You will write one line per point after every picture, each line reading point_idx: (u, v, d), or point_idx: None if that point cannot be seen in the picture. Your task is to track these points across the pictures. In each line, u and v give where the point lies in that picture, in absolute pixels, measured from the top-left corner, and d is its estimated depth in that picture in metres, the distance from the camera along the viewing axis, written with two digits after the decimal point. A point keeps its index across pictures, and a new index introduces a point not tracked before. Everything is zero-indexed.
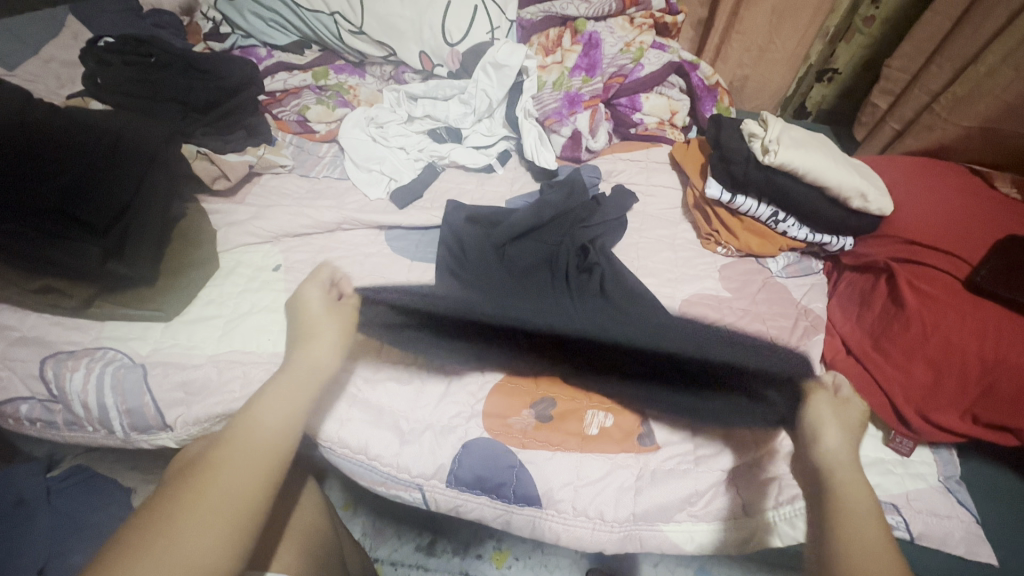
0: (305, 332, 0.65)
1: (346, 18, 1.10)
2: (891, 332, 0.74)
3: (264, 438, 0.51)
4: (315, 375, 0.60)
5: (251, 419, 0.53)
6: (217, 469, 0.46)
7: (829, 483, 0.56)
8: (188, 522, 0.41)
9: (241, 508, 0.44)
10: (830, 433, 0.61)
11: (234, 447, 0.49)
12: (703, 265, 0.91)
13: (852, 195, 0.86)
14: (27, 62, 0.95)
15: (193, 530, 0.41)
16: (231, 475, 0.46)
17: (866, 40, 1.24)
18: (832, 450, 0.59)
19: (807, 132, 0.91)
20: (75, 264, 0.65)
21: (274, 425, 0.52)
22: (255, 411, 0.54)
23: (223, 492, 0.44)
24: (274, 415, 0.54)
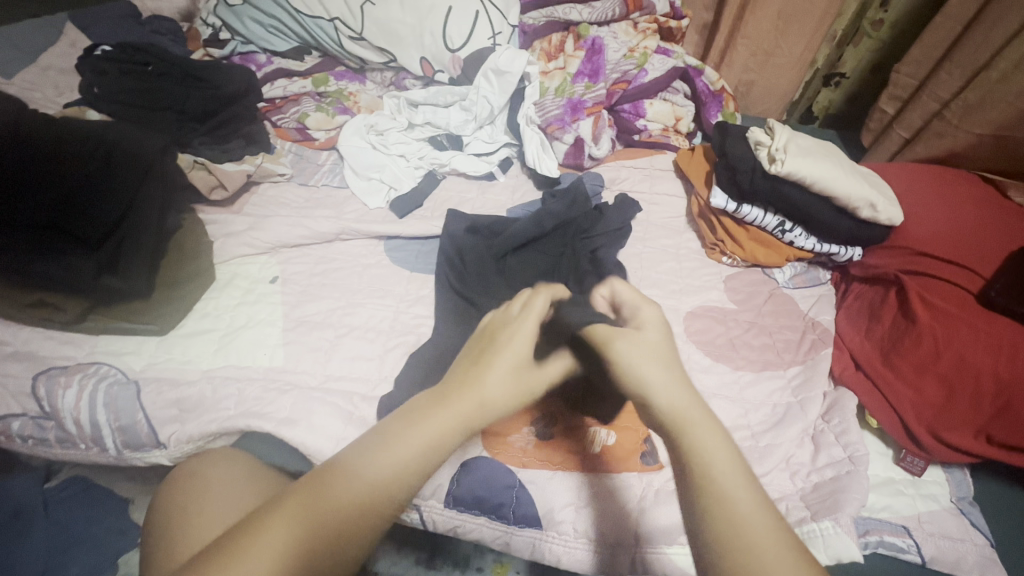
0: (488, 348, 0.50)
1: (346, 24, 1.09)
2: (902, 347, 0.72)
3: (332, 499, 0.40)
4: (477, 415, 0.45)
5: (362, 466, 0.41)
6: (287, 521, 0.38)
7: (674, 444, 0.43)
8: None
9: None
10: (658, 376, 0.46)
11: (320, 496, 0.40)
12: (708, 275, 0.90)
13: (861, 205, 0.83)
14: (25, 70, 0.94)
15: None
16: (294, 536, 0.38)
17: (874, 44, 1.22)
18: (664, 400, 0.44)
19: (816, 141, 0.89)
20: (69, 279, 0.64)
21: (374, 489, 0.41)
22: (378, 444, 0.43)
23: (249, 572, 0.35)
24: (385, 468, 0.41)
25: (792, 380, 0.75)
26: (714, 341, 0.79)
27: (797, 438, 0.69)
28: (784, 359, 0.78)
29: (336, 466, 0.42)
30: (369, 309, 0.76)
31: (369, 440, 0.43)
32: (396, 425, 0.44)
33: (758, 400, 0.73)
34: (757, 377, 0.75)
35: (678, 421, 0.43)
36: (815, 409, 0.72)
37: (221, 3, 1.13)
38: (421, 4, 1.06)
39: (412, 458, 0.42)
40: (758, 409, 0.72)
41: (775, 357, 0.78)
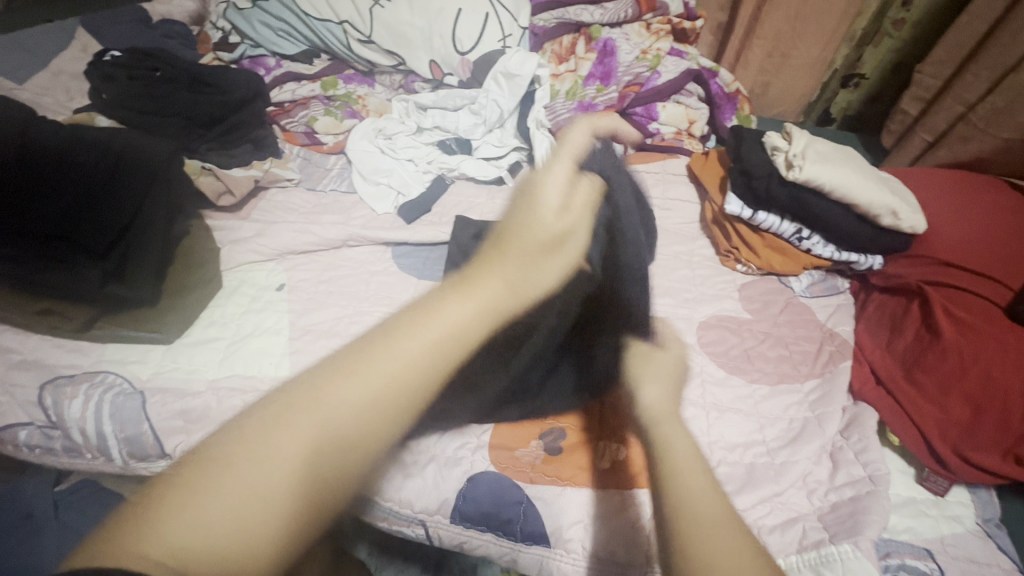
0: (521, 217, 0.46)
1: (355, 27, 1.08)
2: (925, 362, 0.70)
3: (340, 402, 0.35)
4: (504, 302, 0.41)
5: (375, 370, 0.36)
6: (293, 430, 0.33)
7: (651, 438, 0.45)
8: (192, 523, 0.29)
9: (263, 525, 0.30)
10: (650, 383, 0.50)
11: (325, 401, 0.34)
12: (722, 284, 0.88)
13: (882, 212, 0.81)
14: (36, 74, 0.94)
15: (223, 513, 0.30)
16: (305, 448, 0.33)
17: (895, 44, 1.19)
18: (649, 402, 0.48)
19: (837, 146, 0.87)
20: (75, 287, 0.64)
21: (394, 402, 0.36)
22: (392, 345, 0.37)
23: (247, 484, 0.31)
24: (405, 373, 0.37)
25: (810, 395, 0.73)
26: (728, 352, 0.77)
27: (814, 455, 0.66)
28: (801, 372, 0.75)
29: (346, 359, 0.37)
30: (376, 317, 0.75)
31: (379, 336, 0.38)
32: (408, 320, 0.39)
33: (774, 415, 0.70)
34: (773, 391, 0.73)
35: (662, 422, 0.46)
36: (834, 425, 0.69)
37: (230, 7, 1.12)
38: (430, 7, 1.05)
39: (429, 359, 0.37)
40: (774, 424, 0.69)
41: (791, 370, 0.75)
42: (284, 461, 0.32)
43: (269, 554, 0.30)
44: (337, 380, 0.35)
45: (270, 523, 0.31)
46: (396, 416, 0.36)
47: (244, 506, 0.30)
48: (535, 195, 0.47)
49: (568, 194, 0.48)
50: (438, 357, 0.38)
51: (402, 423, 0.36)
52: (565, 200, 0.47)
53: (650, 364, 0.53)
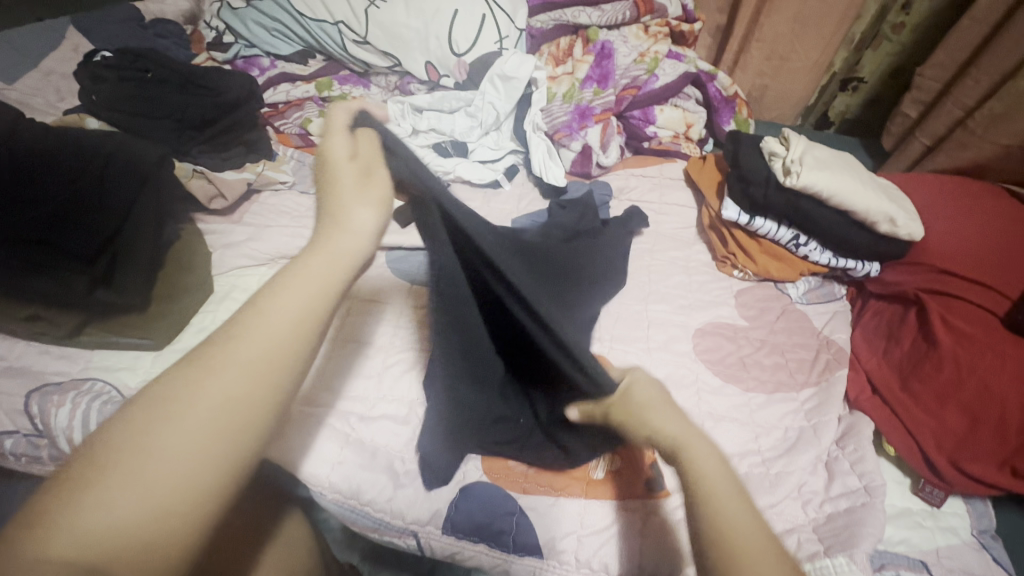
0: (337, 184, 0.48)
1: (350, 27, 1.07)
2: (922, 371, 0.70)
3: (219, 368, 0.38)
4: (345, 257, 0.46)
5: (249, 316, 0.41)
6: (180, 410, 0.35)
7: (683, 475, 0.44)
8: (100, 509, 0.31)
9: (177, 492, 0.33)
10: (655, 411, 0.47)
11: (204, 373, 0.37)
12: (719, 290, 0.87)
13: (879, 220, 0.81)
14: (27, 75, 0.93)
15: (133, 496, 0.32)
16: (187, 415, 0.35)
17: (894, 48, 1.18)
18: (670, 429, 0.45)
19: (835, 152, 0.86)
20: (63, 293, 0.63)
21: (275, 336, 0.40)
22: (260, 298, 0.42)
23: (149, 464, 0.33)
24: (283, 313, 0.41)
25: (806, 404, 0.72)
26: (724, 360, 0.77)
27: (809, 465, 0.66)
28: (797, 380, 0.75)
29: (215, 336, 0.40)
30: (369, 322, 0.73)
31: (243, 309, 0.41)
32: (269, 291, 0.42)
33: (769, 424, 0.70)
34: (768, 400, 0.72)
35: (685, 449, 0.44)
36: (830, 435, 0.69)
37: (224, 6, 1.11)
38: (426, 8, 1.04)
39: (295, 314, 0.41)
40: (769, 434, 0.69)
41: (787, 378, 0.75)
42: (176, 408, 0.35)
43: (191, 479, 0.34)
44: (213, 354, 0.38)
45: (192, 484, 0.34)
46: (281, 355, 0.40)
47: (146, 451, 0.34)
48: (322, 158, 0.49)
49: (353, 141, 0.50)
50: (313, 297, 0.42)
51: (292, 360, 0.40)
52: (353, 144, 0.50)
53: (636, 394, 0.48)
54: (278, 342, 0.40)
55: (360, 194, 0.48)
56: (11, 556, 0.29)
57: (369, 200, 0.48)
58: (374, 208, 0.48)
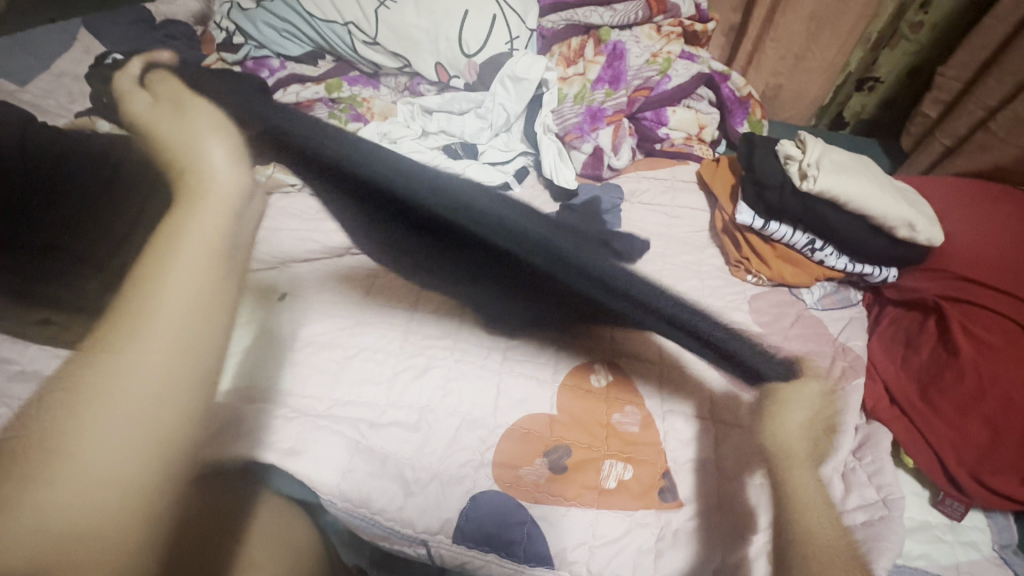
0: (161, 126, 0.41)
1: (360, 28, 1.06)
2: (942, 381, 0.68)
3: (112, 396, 0.37)
4: (209, 224, 0.41)
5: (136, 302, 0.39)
6: (82, 442, 0.36)
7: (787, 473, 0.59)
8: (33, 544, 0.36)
9: (103, 531, 0.37)
10: (792, 418, 0.57)
11: (97, 397, 0.37)
12: (732, 295, 0.86)
13: (897, 225, 0.79)
14: (37, 76, 0.93)
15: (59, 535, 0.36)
16: (95, 449, 0.36)
17: (912, 47, 1.16)
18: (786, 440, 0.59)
19: (853, 155, 0.84)
20: (76, 299, 0.64)
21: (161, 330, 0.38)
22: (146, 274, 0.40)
23: (63, 507, 0.36)
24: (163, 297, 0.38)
25: None
26: None
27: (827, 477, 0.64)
28: None
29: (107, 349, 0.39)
30: None
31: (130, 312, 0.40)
32: (142, 299, 0.39)
33: None
34: None
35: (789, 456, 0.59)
36: (847, 445, 0.67)
37: (234, 7, 1.11)
38: (436, 8, 1.03)
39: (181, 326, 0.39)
40: None
41: None
42: (79, 443, 0.36)
43: (112, 517, 0.37)
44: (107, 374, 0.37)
45: (120, 517, 0.38)
46: (178, 376, 0.39)
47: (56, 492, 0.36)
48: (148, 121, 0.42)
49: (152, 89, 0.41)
50: (195, 298, 0.39)
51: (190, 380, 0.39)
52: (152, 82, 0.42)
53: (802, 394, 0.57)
54: (170, 328, 0.39)
55: (200, 127, 0.41)
56: None
57: (215, 144, 0.41)
58: (224, 152, 0.41)
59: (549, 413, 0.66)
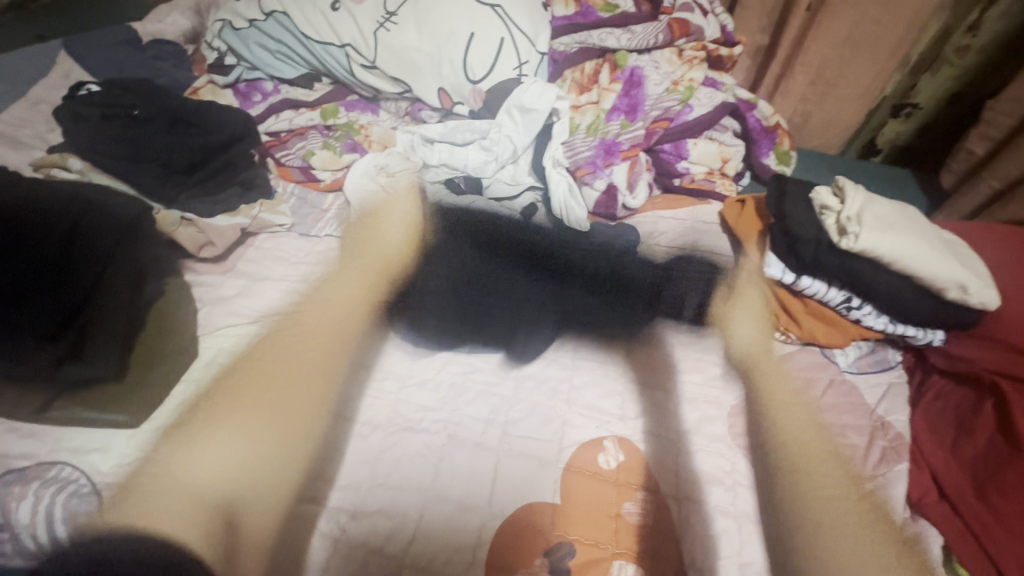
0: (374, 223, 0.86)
1: (358, 50, 0.98)
2: (1002, 478, 0.60)
3: (250, 372, 0.67)
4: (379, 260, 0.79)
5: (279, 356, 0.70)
6: (239, 414, 0.64)
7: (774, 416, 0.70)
8: (199, 454, 0.60)
9: (193, 493, 0.57)
10: (739, 326, 0.79)
11: (250, 388, 0.66)
12: (757, 356, 0.78)
13: (948, 286, 0.70)
14: (14, 105, 0.88)
15: (212, 462, 0.60)
16: (222, 437, 0.61)
17: (956, 73, 1.06)
18: (746, 345, 0.77)
19: (899, 207, 0.75)
20: (26, 373, 0.58)
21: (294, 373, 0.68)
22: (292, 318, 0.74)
23: (212, 428, 0.62)
24: (301, 335, 0.72)
25: (860, 505, 0.63)
26: (765, 447, 0.68)
27: None
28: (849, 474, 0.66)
29: (266, 343, 0.71)
30: (367, 396, 0.68)
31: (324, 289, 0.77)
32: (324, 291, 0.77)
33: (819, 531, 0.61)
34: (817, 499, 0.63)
35: (753, 363, 0.76)
36: (891, 548, 0.60)
37: (226, 26, 1.04)
38: (440, 30, 0.94)
39: (349, 290, 0.77)
40: (817, 544, 0.60)
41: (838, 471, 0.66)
42: (225, 411, 0.64)
43: (232, 463, 0.60)
44: (289, 328, 0.72)
45: (232, 478, 0.59)
46: (303, 382, 0.67)
47: (213, 431, 0.62)
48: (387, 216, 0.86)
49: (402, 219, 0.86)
50: (347, 284, 0.77)
51: (297, 413, 0.65)
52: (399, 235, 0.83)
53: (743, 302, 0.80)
54: (318, 313, 0.74)
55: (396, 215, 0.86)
56: (144, 491, 0.57)
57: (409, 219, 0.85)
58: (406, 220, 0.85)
59: (551, 502, 0.62)
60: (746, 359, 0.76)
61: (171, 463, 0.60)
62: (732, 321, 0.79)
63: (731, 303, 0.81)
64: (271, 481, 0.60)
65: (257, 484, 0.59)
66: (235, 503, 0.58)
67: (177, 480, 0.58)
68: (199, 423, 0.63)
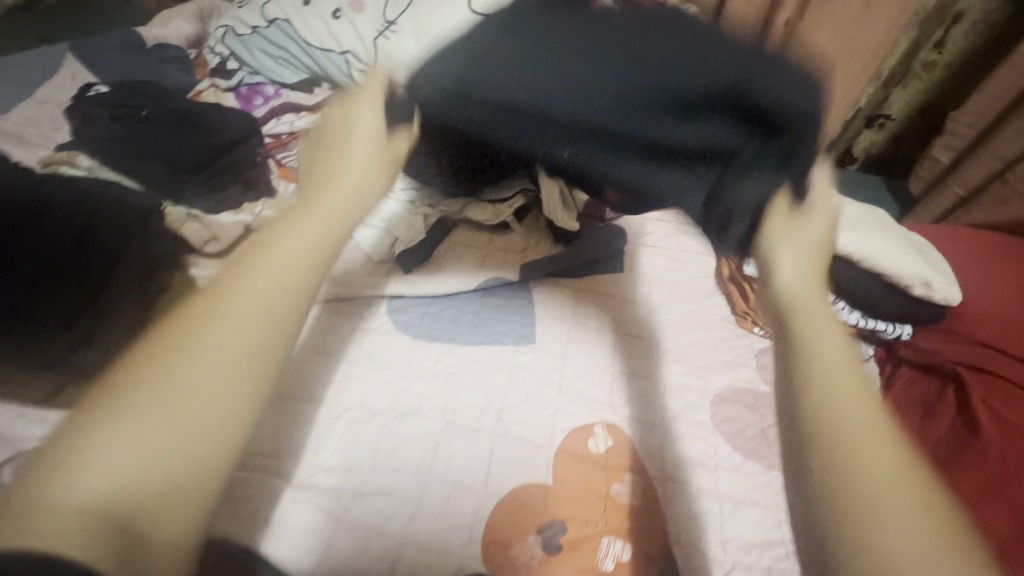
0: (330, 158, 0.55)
1: (358, 57, 1.02)
2: (961, 460, 0.65)
3: (236, 299, 0.41)
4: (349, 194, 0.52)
5: (263, 249, 0.45)
6: (156, 362, 0.38)
7: (798, 334, 0.48)
8: (141, 418, 0.35)
9: (182, 452, 0.35)
10: (785, 260, 0.52)
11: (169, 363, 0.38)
12: (739, 348, 0.82)
13: (914, 283, 0.76)
14: (22, 105, 0.90)
15: (133, 451, 0.34)
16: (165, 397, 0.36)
17: (924, 86, 1.13)
18: (788, 280, 0.51)
19: (865, 208, 0.81)
20: (44, 356, 0.61)
21: (285, 267, 0.44)
22: (261, 247, 0.46)
23: (171, 365, 0.38)
24: (252, 304, 0.41)
25: None
26: (745, 432, 0.72)
27: None
28: None
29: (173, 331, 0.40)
30: (366, 384, 0.71)
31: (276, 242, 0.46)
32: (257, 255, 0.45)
33: None
34: None
35: (797, 306, 0.50)
36: None
37: (229, 32, 1.07)
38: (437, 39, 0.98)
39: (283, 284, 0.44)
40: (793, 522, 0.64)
41: None
42: (183, 357, 0.38)
43: (165, 450, 0.35)
44: (195, 325, 0.40)
45: (198, 453, 0.36)
46: (253, 362, 0.40)
47: (144, 408, 0.36)
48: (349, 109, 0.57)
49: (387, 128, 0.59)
50: (301, 251, 0.46)
51: (263, 363, 0.40)
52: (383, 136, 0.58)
53: (790, 228, 0.53)
54: (277, 284, 0.43)
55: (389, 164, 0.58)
56: (35, 500, 0.32)
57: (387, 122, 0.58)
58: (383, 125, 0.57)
59: (544, 484, 0.65)
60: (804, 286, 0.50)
61: (48, 479, 0.32)
62: (779, 248, 0.53)
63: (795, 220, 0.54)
64: (207, 459, 0.36)
65: (191, 485, 0.35)
66: (168, 508, 0.34)
67: (61, 501, 0.32)
68: (114, 400, 0.36)
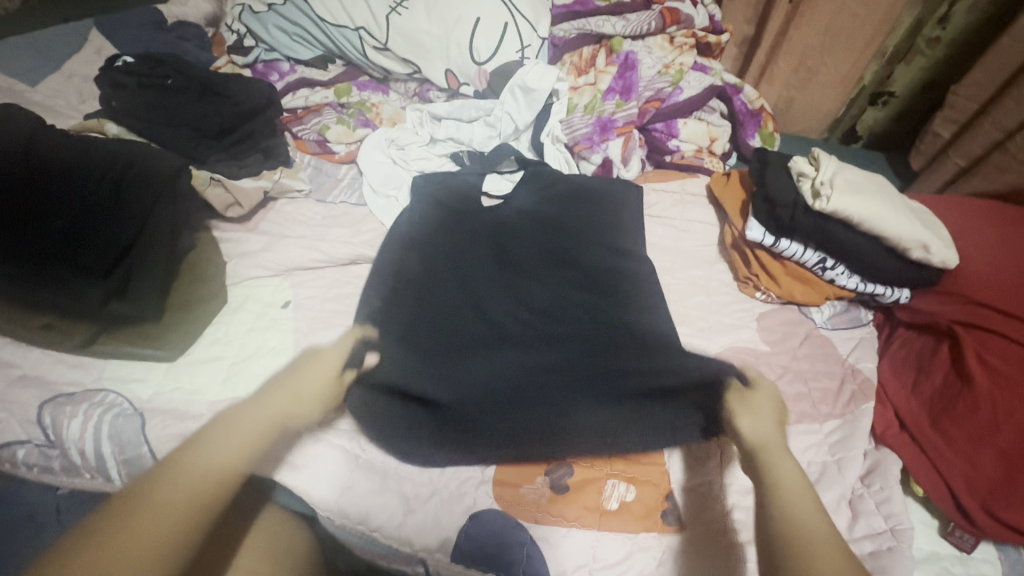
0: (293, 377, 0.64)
1: (371, 33, 1.05)
2: (954, 410, 0.67)
3: (176, 491, 0.49)
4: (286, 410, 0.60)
5: (186, 457, 0.52)
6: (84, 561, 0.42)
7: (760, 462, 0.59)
8: None
9: None
10: (746, 420, 0.63)
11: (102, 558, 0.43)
12: (740, 312, 0.84)
13: (912, 246, 0.77)
14: (51, 77, 0.94)
15: None
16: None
17: (928, 62, 1.14)
18: (749, 433, 0.62)
19: (865, 174, 0.83)
20: (78, 304, 0.64)
21: (179, 500, 0.48)
22: (204, 437, 0.55)
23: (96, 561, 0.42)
24: (162, 515, 0.46)
25: (830, 436, 0.70)
26: None
27: (832, 504, 0.64)
28: (820, 411, 0.72)
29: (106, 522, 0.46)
30: None
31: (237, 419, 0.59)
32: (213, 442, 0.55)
33: None
34: (790, 430, 0.70)
35: (762, 448, 0.60)
36: (856, 471, 0.67)
37: (246, 10, 1.10)
38: (448, 15, 1.01)
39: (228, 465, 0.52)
40: None
41: (811, 408, 0.72)
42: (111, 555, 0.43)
43: None
44: (138, 509, 0.46)
45: None
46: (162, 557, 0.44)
47: None
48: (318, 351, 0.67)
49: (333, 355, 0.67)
50: (241, 445, 0.54)
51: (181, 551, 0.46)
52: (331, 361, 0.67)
53: (749, 402, 0.65)
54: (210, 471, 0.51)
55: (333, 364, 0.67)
56: None
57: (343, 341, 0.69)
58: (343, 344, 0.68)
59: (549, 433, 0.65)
60: (756, 445, 0.60)
61: None
62: (739, 415, 0.64)
63: (747, 397, 0.66)
64: None
65: None
66: None
67: None
68: None
